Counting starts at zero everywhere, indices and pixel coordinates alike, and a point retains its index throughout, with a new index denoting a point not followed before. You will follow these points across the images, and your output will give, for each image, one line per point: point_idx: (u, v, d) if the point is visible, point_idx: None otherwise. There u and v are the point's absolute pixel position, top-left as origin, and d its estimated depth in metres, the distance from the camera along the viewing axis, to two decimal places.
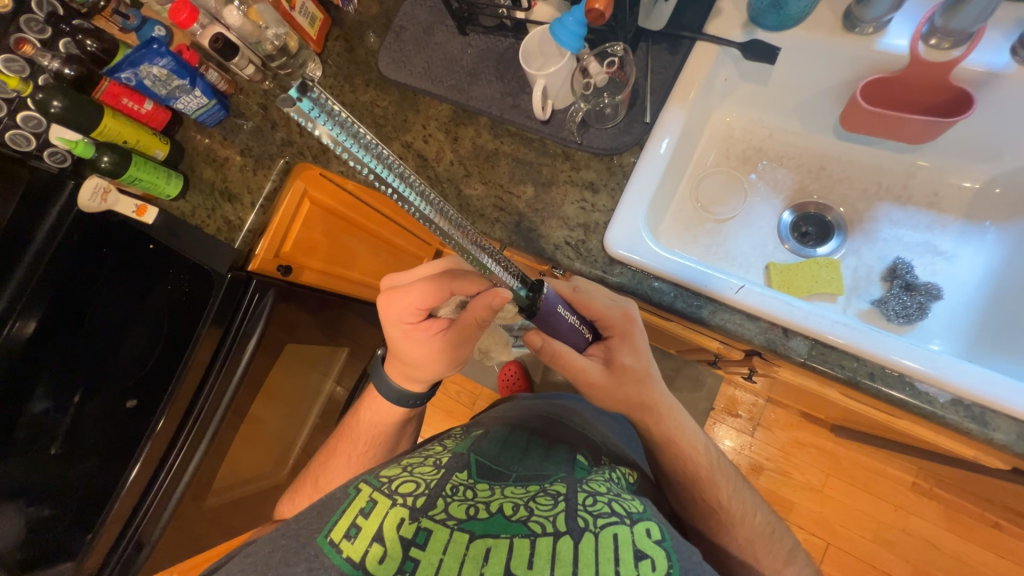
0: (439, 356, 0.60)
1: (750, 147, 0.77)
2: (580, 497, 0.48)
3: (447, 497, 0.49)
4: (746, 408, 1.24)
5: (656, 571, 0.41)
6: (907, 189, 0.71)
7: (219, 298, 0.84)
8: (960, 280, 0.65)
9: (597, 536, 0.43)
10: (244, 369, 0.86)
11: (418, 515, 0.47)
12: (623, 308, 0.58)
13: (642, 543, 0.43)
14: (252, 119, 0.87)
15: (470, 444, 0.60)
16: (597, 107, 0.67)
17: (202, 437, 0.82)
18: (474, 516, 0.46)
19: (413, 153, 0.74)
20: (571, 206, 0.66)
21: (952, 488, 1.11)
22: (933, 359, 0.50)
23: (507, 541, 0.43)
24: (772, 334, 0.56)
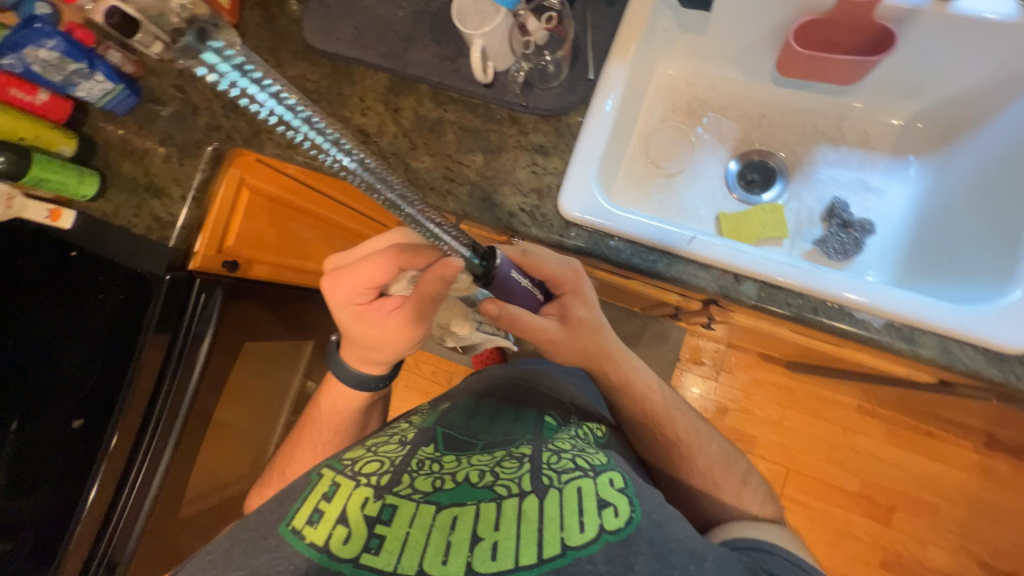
0: (395, 334, 0.59)
1: (695, 99, 0.77)
2: (545, 457, 0.53)
3: (412, 473, 0.53)
4: (709, 355, 1.31)
5: (618, 516, 0.47)
6: (841, 129, 0.74)
7: (161, 299, 0.77)
8: (890, 214, 0.69)
9: (561, 491, 0.49)
10: (202, 370, 0.83)
11: (382, 492, 0.51)
12: (568, 265, 0.60)
13: (605, 492, 0.49)
14: (169, 103, 0.80)
15: (436, 417, 0.63)
16: (539, 66, 0.65)
17: (167, 444, 0.80)
18: (440, 488, 0.51)
19: (352, 128, 0.70)
20: (522, 171, 0.64)
21: (893, 407, 1.22)
22: (868, 290, 0.53)
23: (473, 508, 0.48)
24: (724, 280, 0.58)
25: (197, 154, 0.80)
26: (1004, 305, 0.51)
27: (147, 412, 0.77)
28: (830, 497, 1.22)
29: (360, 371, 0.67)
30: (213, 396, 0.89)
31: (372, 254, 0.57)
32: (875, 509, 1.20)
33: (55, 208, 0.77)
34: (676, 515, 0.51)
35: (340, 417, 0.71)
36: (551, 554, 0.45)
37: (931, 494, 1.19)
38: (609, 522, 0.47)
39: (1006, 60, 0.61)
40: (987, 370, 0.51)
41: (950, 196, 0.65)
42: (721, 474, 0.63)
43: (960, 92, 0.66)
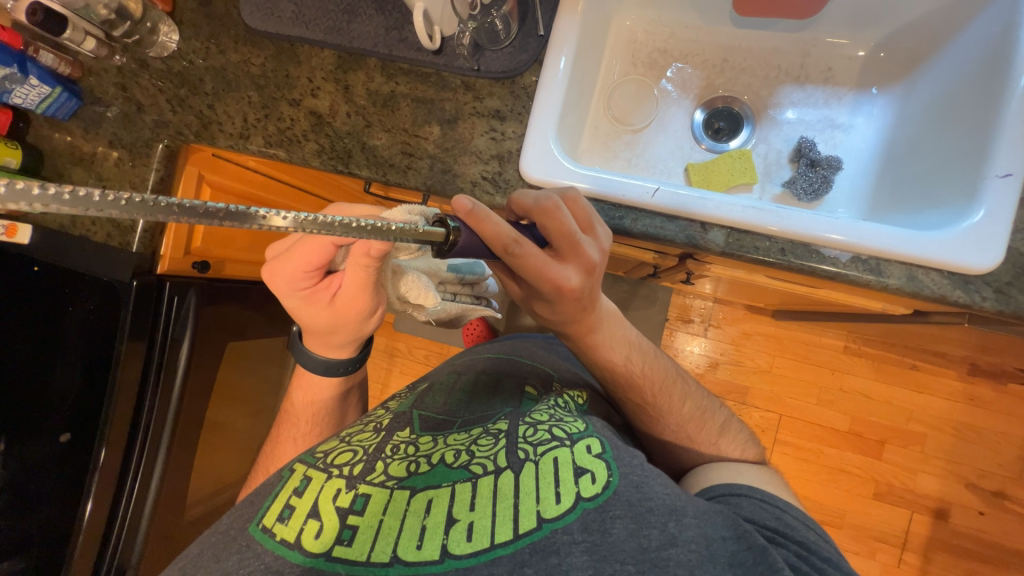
0: (352, 311, 0.60)
1: (655, 50, 0.75)
2: (521, 431, 0.54)
3: (386, 459, 0.53)
4: (697, 312, 1.32)
5: (595, 482, 0.48)
6: (804, 66, 0.72)
7: (131, 308, 0.75)
8: (858, 149, 0.69)
9: (537, 463, 0.50)
10: (184, 375, 0.82)
11: (354, 483, 0.51)
12: (556, 279, 0.49)
13: (582, 460, 0.50)
14: (114, 104, 0.75)
15: (412, 400, 0.64)
16: (487, 27, 0.63)
17: (158, 453, 0.80)
18: (415, 472, 0.51)
19: (305, 111, 0.68)
20: (481, 138, 0.63)
21: (878, 345, 1.24)
22: (847, 228, 0.53)
23: (448, 489, 0.49)
24: (692, 230, 0.58)
25: (148, 154, 0.76)
26: (967, 226, 0.51)
27: (137, 421, 0.78)
28: (822, 437, 1.26)
29: (327, 358, 0.68)
30: (200, 399, 0.89)
31: (306, 237, 0.54)
32: (865, 445, 1.24)
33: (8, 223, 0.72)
34: (655, 472, 0.52)
35: (321, 401, 0.71)
36: (527, 528, 0.45)
37: (918, 425, 1.23)
38: (586, 490, 0.48)
39: None
40: (954, 293, 0.52)
41: (914, 122, 0.64)
42: (705, 426, 0.64)
43: (922, 15, 0.64)
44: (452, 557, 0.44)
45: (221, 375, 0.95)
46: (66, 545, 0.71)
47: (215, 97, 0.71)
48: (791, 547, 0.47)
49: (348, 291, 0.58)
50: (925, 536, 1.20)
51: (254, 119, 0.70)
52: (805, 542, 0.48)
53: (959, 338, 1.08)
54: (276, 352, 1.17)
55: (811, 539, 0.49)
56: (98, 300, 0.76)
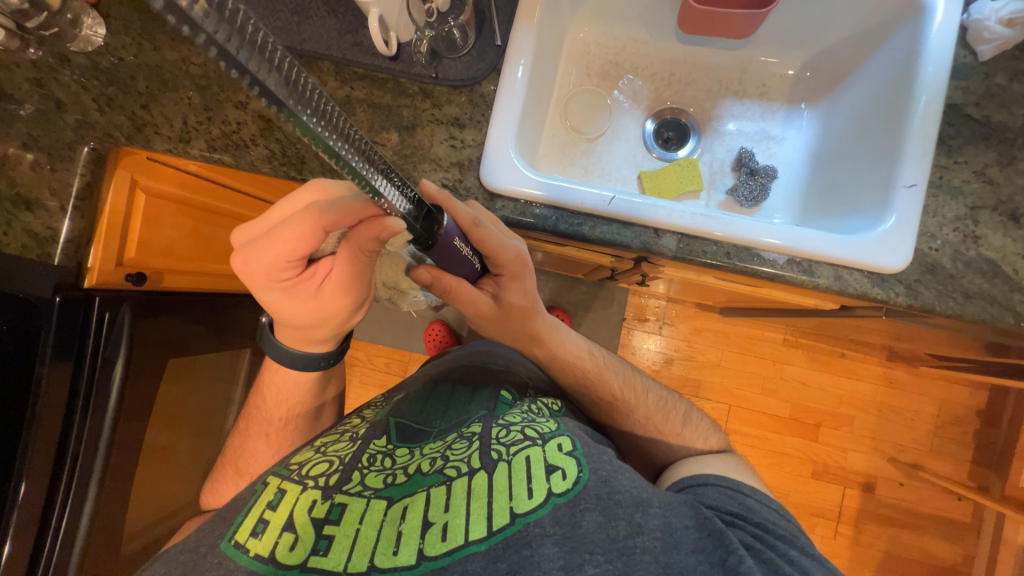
0: (338, 302, 0.58)
1: (607, 62, 0.78)
2: (495, 432, 0.55)
3: (362, 470, 0.53)
4: (652, 311, 1.38)
5: (566, 478, 0.49)
6: (742, 82, 0.78)
7: (53, 326, 0.67)
8: (790, 158, 0.75)
9: (510, 462, 0.51)
10: (120, 395, 0.76)
11: (330, 493, 0.51)
12: (513, 249, 0.57)
13: (553, 457, 0.51)
14: (28, 101, 0.68)
15: (388, 409, 0.64)
16: (444, 35, 0.63)
17: (90, 484, 0.73)
18: (391, 483, 0.51)
19: (252, 114, 0.65)
20: (440, 145, 0.63)
21: (811, 337, 1.35)
22: (783, 232, 0.58)
23: (423, 494, 0.49)
24: (646, 236, 0.60)
25: (70, 156, 0.69)
26: (881, 231, 0.57)
27: (63, 449, 0.70)
28: (767, 423, 1.35)
29: (307, 351, 0.65)
30: (138, 420, 0.82)
31: (286, 224, 0.51)
32: (804, 429, 1.35)
33: None
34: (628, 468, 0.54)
35: (282, 408, 0.68)
36: (501, 524, 0.46)
37: (848, 408, 1.35)
38: (557, 485, 0.49)
39: (870, 10, 0.66)
40: (873, 290, 0.58)
41: (836, 136, 0.71)
42: (671, 420, 0.67)
43: (841, 40, 0.71)
44: (428, 560, 0.44)
45: (160, 393, 0.88)
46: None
47: (149, 98, 0.66)
48: (751, 530, 0.51)
49: (339, 279, 0.56)
50: (857, 509, 1.33)
51: (194, 121, 0.65)
52: (763, 524, 0.52)
53: (879, 328, 1.20)
54: (223, 364, 1.10)
55: (769, 520, 0.52)
56: None
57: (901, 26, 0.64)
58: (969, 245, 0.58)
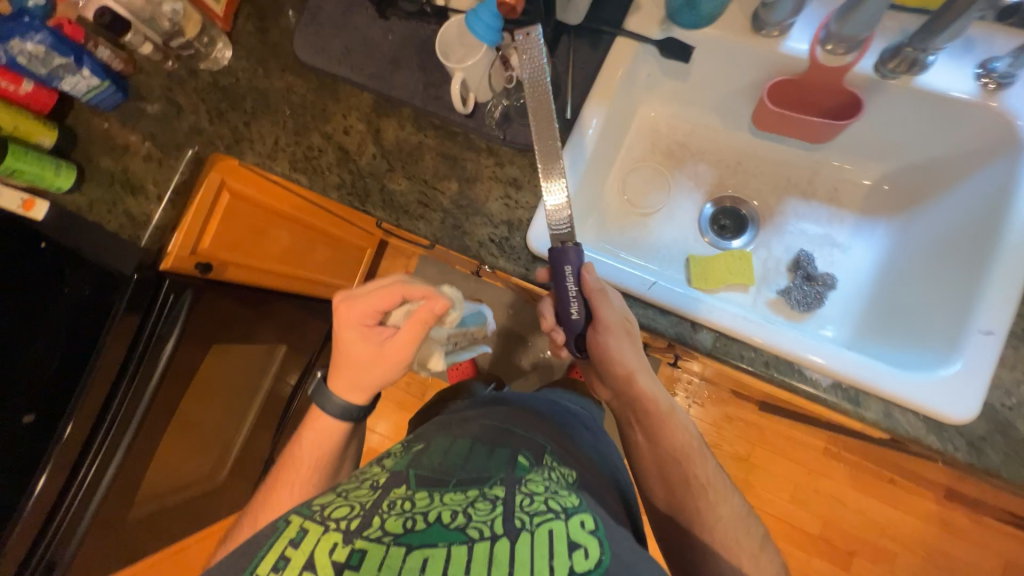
0: (394, 358, 0.58)
1: (674, 142, 0.79)
2: (519, 499, 0.51)
3: (383, 514, 0.51)
4: (683, 386, 1.32)
5: (588, 557, 0.46)
6: (812, 183, 0.75)
7: (124, 298, 0.77)
8: (855, 270, 0.71)
9: (532, 533, 0.47)
10: (163, 373, 0.81)
11: (351, 536, 0.48)
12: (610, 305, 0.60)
13: (577, 534, 0.48)
14: (156, 104, 0.79)
15: (408, 458, 0.61)
16: (520, 103, 0.66)
17: (113, 454, 0.78)
18: (410, 530, 0.48)
19: (333, 145, 0.71)
20: (495, 202, 0.65)
21: (854, 452, 1.24)
22: (831, 354, 0.54)
23: (444, 551, 0.46)
24: (682, 327, 0.59)
25: (176, 156, 0.79)
26: (944, 374, 0.53)
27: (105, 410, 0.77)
28: (791, 536, 1.23)
29: (348, 401, 0.64)
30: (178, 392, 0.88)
31: (380, 284, 0.59)
32: (834, 553, 1.21)
33: (28, 198, 0.75)
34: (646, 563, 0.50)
35: None
36: None
37: (889, 541, 1.20)
38: (580, 564, 0.45)
39: (967, 135, 0.63)
40: (927, 437, 0.53)
41: (908, 257, 0.67)
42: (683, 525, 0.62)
43: (927, 159, 0.68)
44: None
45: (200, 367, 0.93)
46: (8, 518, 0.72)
47: (252, 117, 0.74)
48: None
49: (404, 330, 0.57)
50: None
51: (284, 143, 0.73)
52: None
53: None
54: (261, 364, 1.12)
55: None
56: (99, 289, 0.76)
57: (995, 158, 0.60)
58: None
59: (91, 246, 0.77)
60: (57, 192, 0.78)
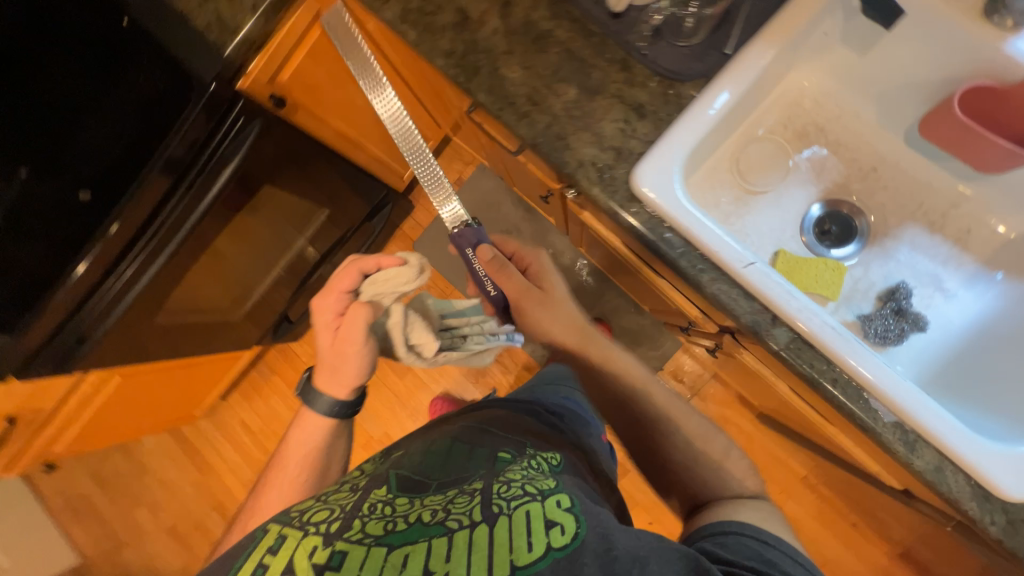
0: (348, 343, 0.63)
1: (815, 123, 0.70)
2: (496, 487, 0.50)
3: (363, 517, 0.47)
4: (691, 376, 1.32)
5: (564, 533, 0.45)
6: (943, 216, 0.68)
7: (196, 105, 0.73)
8: (948, 319, 0.65)
9: (510, 515, 0.46)
10: (212, 201, 0.80)
11: (331, 539, 0.44)
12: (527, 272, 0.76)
13: (553, 513, 0.46)
14: None
15: (389, 463, 0.57)
16: (677, 19, 0.58)
17: (153, 261, 0.80)
18: (392, 531, 0.45)
19: (453, 6, 0.63)
20: (609, 124, 0.59)
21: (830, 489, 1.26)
22: (909, 394, 0.51)
23: (425, 544, 0.44)
24: (760, 317, 0.55)
25: None
26: (1019, 453, 0.49)
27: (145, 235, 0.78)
28: None
29: (333, 400, 0.67)
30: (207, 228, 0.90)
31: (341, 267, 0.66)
32: None
33: None
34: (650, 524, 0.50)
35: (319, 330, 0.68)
36: None
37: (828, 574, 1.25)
38: (556, 541, 0.44)
39: None
40: (968, 503, 0.50)
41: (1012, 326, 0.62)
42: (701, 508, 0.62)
43: None
44: None
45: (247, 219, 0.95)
46: (46, 285, 0.73)
47: None
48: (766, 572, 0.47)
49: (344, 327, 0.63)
50: None
51: None
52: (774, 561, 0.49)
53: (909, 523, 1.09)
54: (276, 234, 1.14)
55: (780, 559, 0.49)
56: (169, 88, 0.72)
57: None
58: None
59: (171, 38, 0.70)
60: None
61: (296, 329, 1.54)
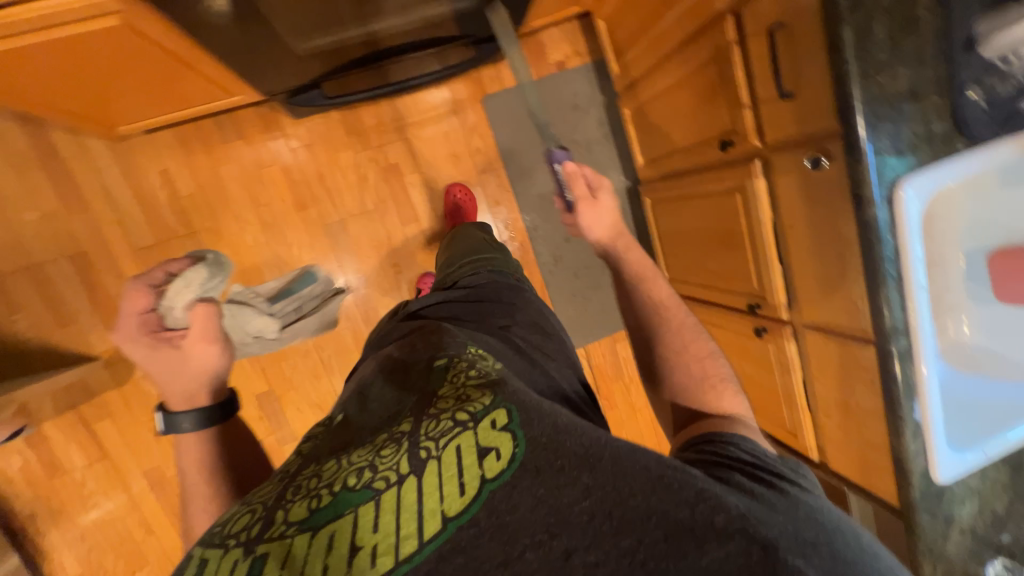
0: (176, 363, 0.67)
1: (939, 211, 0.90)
2: (424, 427, 0.48)
3: (284, 503, 0.43)
4: None
5: (500, 458, 0.44)
6: (945, 313, 0.95)
7: None
8: None
9: (441, 457, 0.44)
10: None
11: (251, 546, 0.40)
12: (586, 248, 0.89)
13: (486, 439, 0.46)
14: None
15: (323, 440, 0.54)
16: (994, 87, 0.71)
17: None
18: (318, 508, 0.42)
19: None
20: (909, 131, 0.70)
21: None
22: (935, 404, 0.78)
23: (350, 517, 0.41)
24: (897, 324, 0.75)
25: None
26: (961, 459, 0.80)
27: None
28: None
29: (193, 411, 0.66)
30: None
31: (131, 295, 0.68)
32: None
33: None
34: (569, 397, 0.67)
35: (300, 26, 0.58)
36: (431, 532, 0.40)
37: None
38: (488, 469, 0.44)
39: None
40: (917, 474, 0.81)
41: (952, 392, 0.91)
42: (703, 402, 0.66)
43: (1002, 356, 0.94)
44: None
45: None
46: None
47: None
48: (764, 475, 0.51)
49: (148, 356, 0.67)
50: None
51: None
52: (769, 461, 0.54)
53: None
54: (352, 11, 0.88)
55: (763, 449, 0.56)
56: None
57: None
58: (960, 502, 0.84)
59: None
60: None
61: (320, 107, 1.26)
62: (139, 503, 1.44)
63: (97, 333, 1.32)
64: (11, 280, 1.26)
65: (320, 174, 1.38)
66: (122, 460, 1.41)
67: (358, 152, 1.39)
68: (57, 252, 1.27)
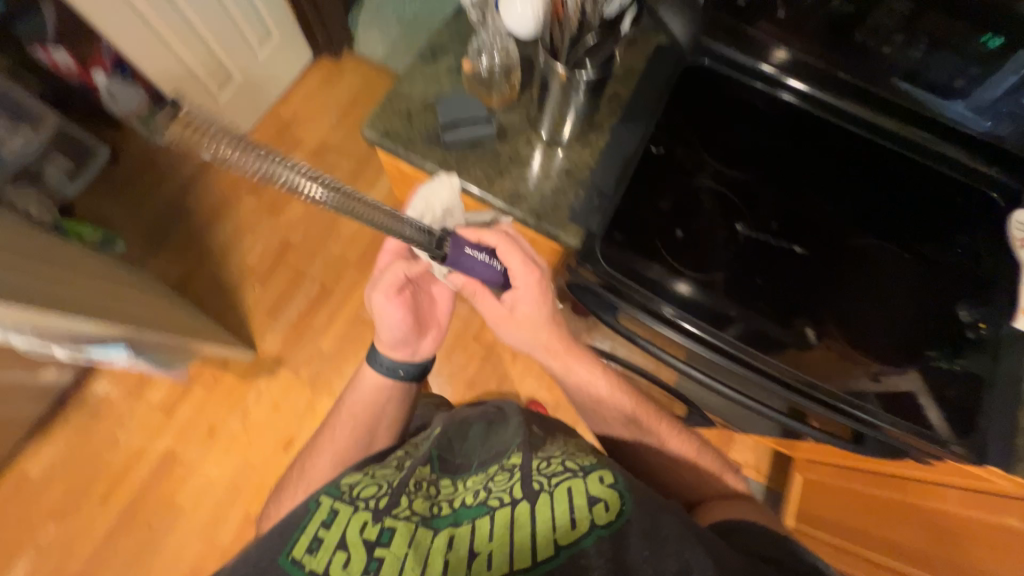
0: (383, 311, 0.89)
1: None
2: (536, 465, 0.69)
3: (409, 495, 0.69)
4: None
5: (607, 510, 0.61)
6: None
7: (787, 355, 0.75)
8: None
9: (551, 492, 0.64)
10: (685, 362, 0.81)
11: (380, 517, 0.65)
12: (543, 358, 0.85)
13: (595, 491, 0.63)
14: None
15: (427, 445, 0.83)
16: None
17: (623, 322, 0.81)
18: (438, 514, 0.67)
19: None
20: None
21: None
22: None
23: (467, 526, 0.64)
24: None
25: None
26: None
27: (678, 300, 0.75)
28: None
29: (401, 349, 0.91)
30: (650, 351, 0.84)
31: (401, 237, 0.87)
32: None
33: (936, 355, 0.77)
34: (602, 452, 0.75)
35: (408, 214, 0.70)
36: (545, 554, 0.57)
37: None
38: (600, 516, 0.60)
39: None
40: None
41: None
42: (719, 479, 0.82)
43: None
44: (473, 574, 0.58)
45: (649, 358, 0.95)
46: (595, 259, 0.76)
47: None
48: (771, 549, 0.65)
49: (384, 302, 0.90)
50: None
51: None
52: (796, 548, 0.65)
53: None
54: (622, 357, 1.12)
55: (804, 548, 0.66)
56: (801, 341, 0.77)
57: None
58: None
59: (898, 390, 0.76)
60: (955, 359, 0.77)
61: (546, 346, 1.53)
62: (129, 472, 1.43)
63: (276, 339, 1.57)
64: (281, 271, 1.64)
65: (505, 377, 1.60)
66: (169, 428, 1.47)
67: (540, 387, 1.57)
68: (317, 278, 1.64)
